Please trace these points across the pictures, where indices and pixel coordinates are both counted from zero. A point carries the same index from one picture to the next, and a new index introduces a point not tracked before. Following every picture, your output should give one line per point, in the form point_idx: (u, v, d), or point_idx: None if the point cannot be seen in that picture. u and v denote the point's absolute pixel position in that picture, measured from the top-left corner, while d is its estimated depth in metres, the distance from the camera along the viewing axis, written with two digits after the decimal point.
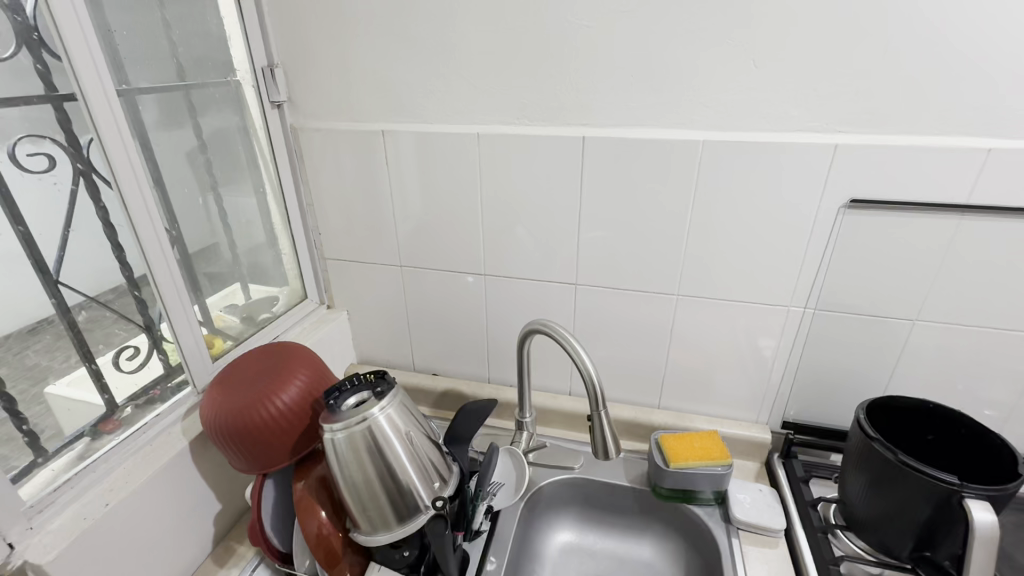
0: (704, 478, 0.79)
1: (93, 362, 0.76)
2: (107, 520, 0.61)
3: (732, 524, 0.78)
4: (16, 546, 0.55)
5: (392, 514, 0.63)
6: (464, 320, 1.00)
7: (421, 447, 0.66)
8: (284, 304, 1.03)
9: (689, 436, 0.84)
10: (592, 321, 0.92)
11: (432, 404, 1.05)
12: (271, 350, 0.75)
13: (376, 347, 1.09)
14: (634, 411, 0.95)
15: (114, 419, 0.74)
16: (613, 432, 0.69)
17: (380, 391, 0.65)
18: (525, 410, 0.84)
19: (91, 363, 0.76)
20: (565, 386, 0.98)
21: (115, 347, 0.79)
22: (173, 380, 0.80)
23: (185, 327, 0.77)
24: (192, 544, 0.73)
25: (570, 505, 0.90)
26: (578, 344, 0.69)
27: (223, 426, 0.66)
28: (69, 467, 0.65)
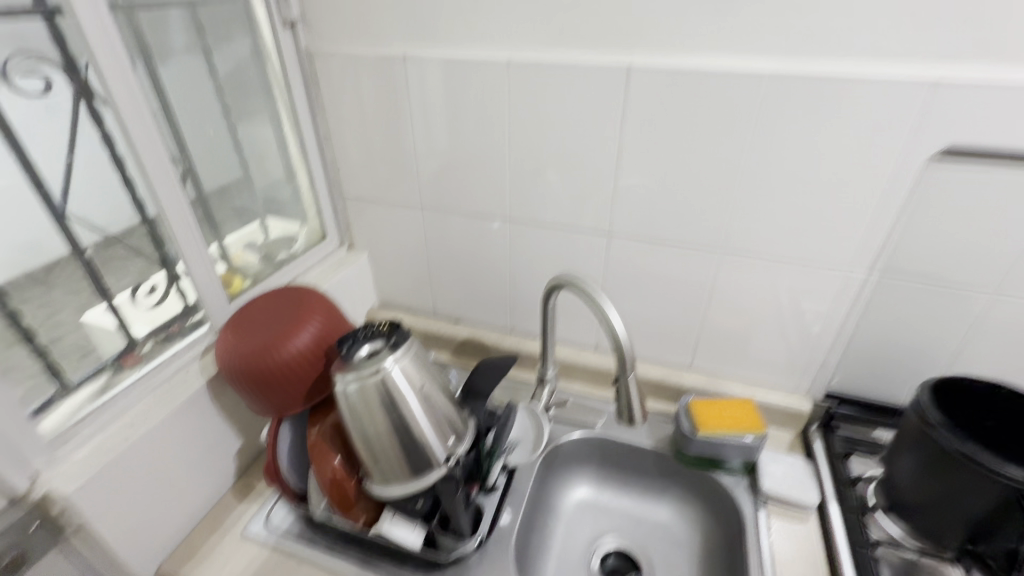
0: (733, 447, 0.74)
1: (113, 301, 0.78)
2: (127, 454, 0.61)
3: (759, 496, 0.74)
4: (41, 474, 0.57)
5: (404, 469, 0.61)
6: (487, 268, 0.94)
7: (436, 403, 0.63)
8: (303, 244, 0.99)
9: (722, 403, 0.79)
10: (623, 275, 0.85)
11: (453, 352, 1.02)
12: (286, 294, 0.73)
13: (398, 291, 1.06)
14: (663, 372, 0.90)
15: (135, 353, 0.74)
16: (640, 397, 0.64)
17: (392, 341, 0.61)
18: (548, 366, 0.80)
19: (111, 302, 0.78)
20: (591, 341, 0.93)
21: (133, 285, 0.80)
22: (192, 318, 0.79)
23: (199, 265, 0.75)
24: (213, 479, 0.75)
25: (589, 463, 0.87)
26: (607, 301, 0.63)
27: (237, 370, 0.65)
28: (92, 397, 0.65)
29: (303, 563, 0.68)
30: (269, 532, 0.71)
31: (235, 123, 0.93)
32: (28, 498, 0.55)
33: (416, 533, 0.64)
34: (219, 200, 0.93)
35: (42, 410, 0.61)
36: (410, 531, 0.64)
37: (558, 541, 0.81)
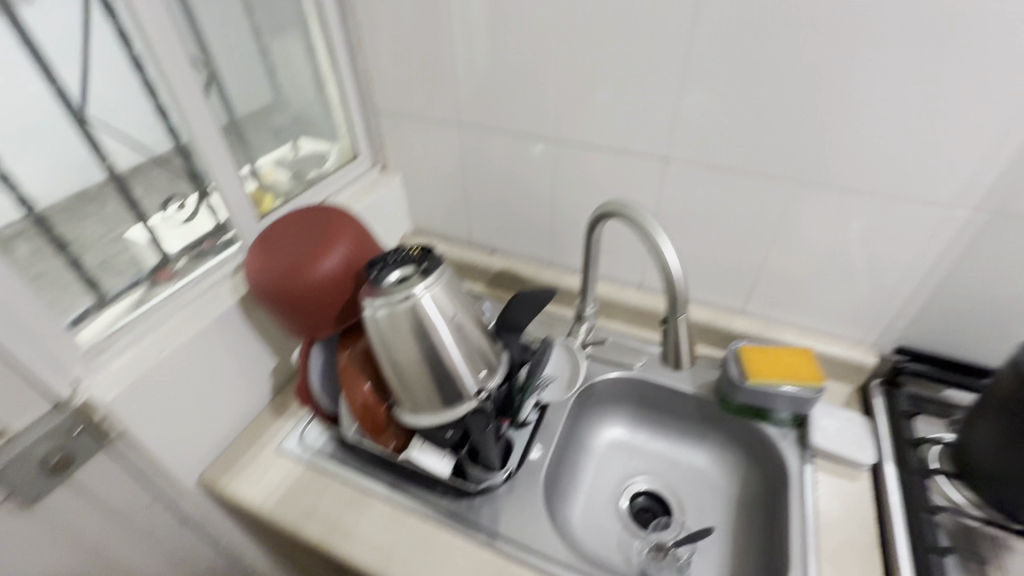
0: (784, 399, 0.69)
1: (146, 222, 0.78)
2: (163, 366, 0.62)
3: (807, 449, 0.69)
4: (82, 383, 0.57)
5: (434, 399, 0.59)
6: (527, 195, 0.88)
7: (469, 335, 0.59)
8: (334, 162, 0.94)
9: (775, 351, 0.73)
10: (679, 207, 0.77)
11: (487, 283, 0.98)
12: (315, 213, 0.69)
13: (432, 217, 1.01)
14: (711, 315, 0.84)
15: (168, 268, 0.73)
16: (689, 340, 0.59)
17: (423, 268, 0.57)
18: (587, 302, 0.75)
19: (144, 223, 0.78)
20: (635, 279, 0.87)
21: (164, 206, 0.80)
22: (224, 236, 0.77)
23: (227, 180, 0.72)
24: (250, 395, 0.76)
25: (624, 404, 0.84)
26: (661, 233, 0.56)
27: (266, 290, 0.63)
28: (129, 309, 0.65)
29: (336, 480, 0.69)
30: (303, 449, 0.73)
31: (267, 39, 0.90)
32: (70, 403, 0.56)
33: (444, 462, 0.64)
34: (250, 121, 0.91)
35: (78, 323, 0.60)
36: (439, 459, 0.64)
37: (589, 477, 0.80)
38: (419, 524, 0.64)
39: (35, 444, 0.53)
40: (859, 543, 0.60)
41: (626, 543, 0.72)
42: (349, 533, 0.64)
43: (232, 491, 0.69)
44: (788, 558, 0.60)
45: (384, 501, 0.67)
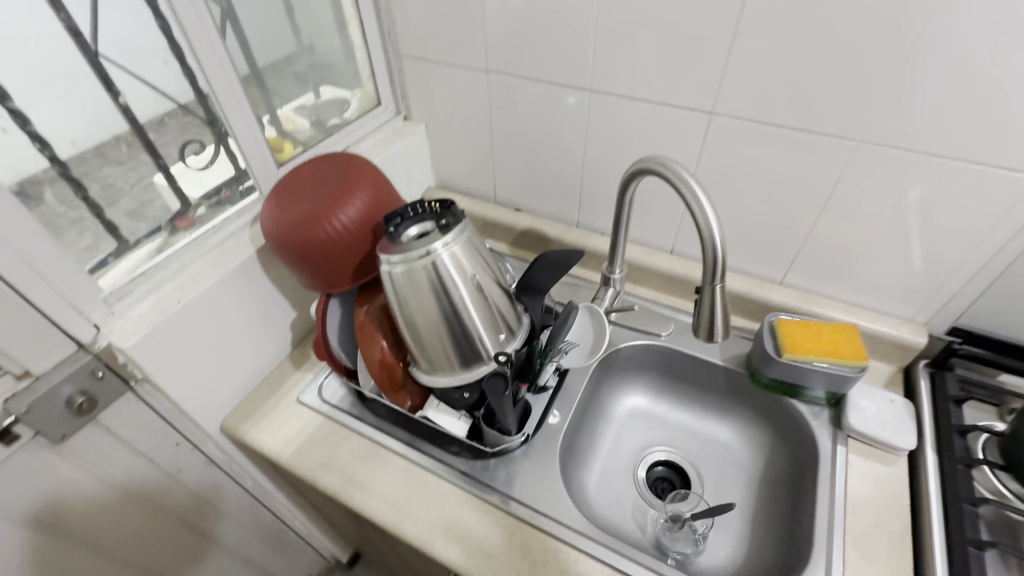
0: (821, 377, 0.64)
1: (167, 170, 0.74)
2: (181, 315, 0.61)
3: (841, 430, 0.66)
4: (101, 328, 0.57)
5: (452, 360, 0.58)
6: (557, 150, 0.82)
7: (490, 296, 0.57)
8: (356, 111, 0.90)
9: (816, 326, 0.68)
10: (721, 166, 0.71)
11: (511, 242, 0.95)
12: (332, 163, 0.66)
13: (456, 171, 0.97)
14: (748, 284, 0.79)
15: (188, 216, 0.72)
16: (725, 312, 0.54)
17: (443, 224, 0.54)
18: (616, 265, 0.72)
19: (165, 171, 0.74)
20: (668, 243, 0.83)
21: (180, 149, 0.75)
22: (243, 184, 0.75)
23: (243, 124, 0.69)
24: (270, 346, 0.76)
25: (647, 372, 0.82)
26: (702, 193, 0.51)
27: (282, 241, 0.61)
28: (148, 258, 0.65)
29: (353, 434, 0.69)
30: (322, 402, 0.73)
31: None
32: (92, 347, 0.56)
33: (460, 423, 0.64)
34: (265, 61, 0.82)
35: (97, 270, 0.60)
36: (455, 420, 0.64)
37: (608, 445, 0.78)
38: (433, 482, 0.64)
39: (58, 386, 0.54)
40: (890, 530, 0.57)
41: (641, 512, 0.71)
42: (364, 486, 0.64)
43: (252, 439, 0.70)
44: (812, 540, 0.58)
45: (400, 456, 0.67)
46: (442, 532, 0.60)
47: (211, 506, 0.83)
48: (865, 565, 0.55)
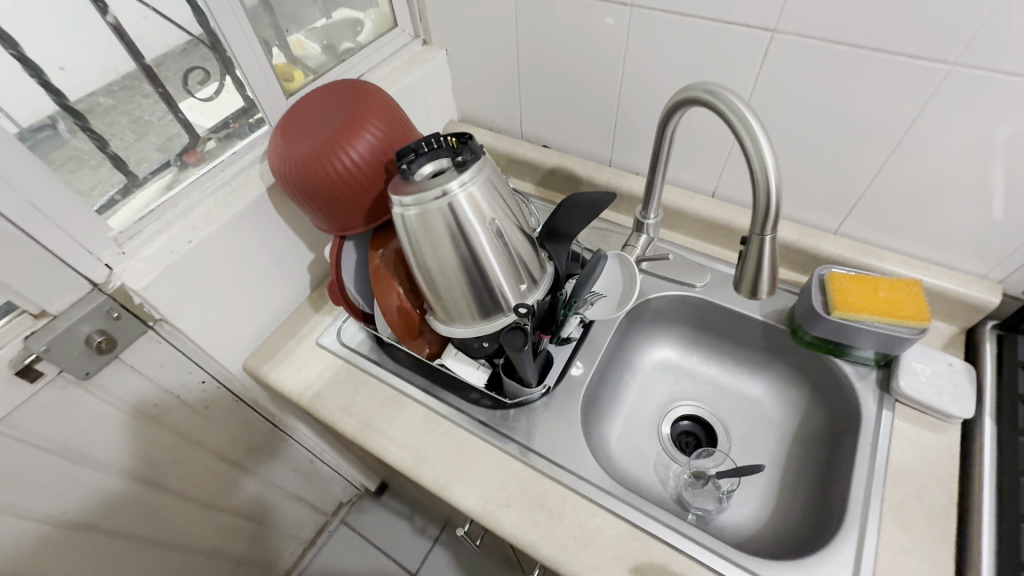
0: (872, 337, 0.59)
1: (179, 111, 0.70)
2: (193, 256, 0.60)
3: (889, 394, 0.61)
4: (113, 268, 0.56)
5: (470, 310, 0.54)
6: (590, 77, 0.74)
7: (510, 242, 0.52)
8: (370, 33, 0.82)
9: (873, 281, 0.61)
10: (779, 95, 0.62)
11: (537, 182, 0.88)
12: (341, 91, 0.60)
13: (479, 103, 0.89)
14: (797, 233, 0.71)
15: (197, 150, 0.68)
16: (774, 266, 0.48)
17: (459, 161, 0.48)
18: (650, 209, 0.66)
19: (178, 112, 0.70)
20: (710, 184, 0.75)
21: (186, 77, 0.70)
22: (253, 117, 0.71)
23: (242, 47, 0.63)
24: (288, 287, 0.75)
25: (678, 324, 0.77)
26: (759, 127, 0.44)
27: (290, 179, 0.57)
28: (158, 195, 0.62)
29: (372, 378, 0.69)
30: (340, 345, 0.72)
31: None
32: (106, 287, 0.55)
33: (478, 372, 0.62)
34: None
35: (105, 210, 0.57)
36: (473, 369, 0.62)
37: (632, 396, 0.75)
38: (450, 429, 0.63)
39: (77, 325, 0.54)
40: (934, 501, 0.54)
41: (664, 467, 0.69)
42: (382, 431, 0.64)
43: (274, 379, 0.70)
44: (844, 507, 0.55)
45: (419, 403, 0.66)
46: (458, 480, 0.59)
47: (242, 440, 0.86)
48: (902, 536, 0.52)
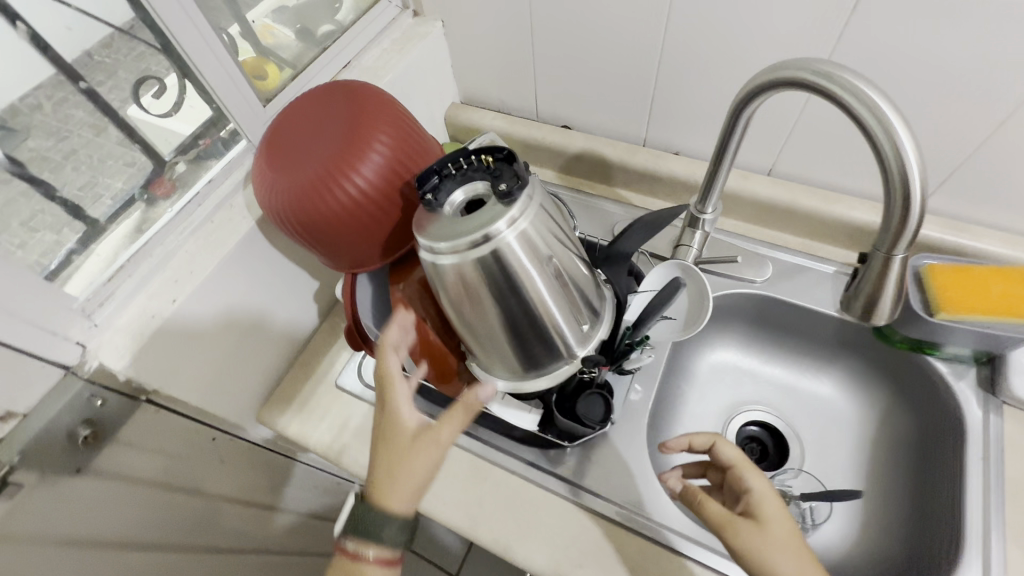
0: (970, 336, 0.52)
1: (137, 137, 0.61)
2: (179, 317, 0.50)
3: (994, 395, 0.54)
4: (88, 345, 0.46)
5: (523, 358, 0.46)
6: (621, 42, 0.62)
7: (569, 280, 0.44)
8: (350, 10, 0.70)
9: (978, 274, 0.53)
10: (865, 54, 0.51)
11: (559, 169, 0.77)
12: (330, 97, 0.48)
13: (485, 81, 0.77)
14: (875, 213, 0.61)
15: (165, 179, 0.58)
16: (900, 285, 0.40)
17: (502, 191, 0.38)
18: (708, 203, 0.56)
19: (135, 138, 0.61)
20: (768, 161, 0.65)
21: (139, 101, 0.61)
22: (224, 129, 0.59)
23: (199, 46, 0.51)
24: (293, 324, 0.66)
25: (736, 323, 0.69)
26: (904, 129, 0.34)
27: (284, 217, 0.46)
28: (127, 242, 0.52)
29: None
30: (364, 387, 0.63)
31: None
32: (82, 370, 0.46)
33: (530, 417, 0.55)
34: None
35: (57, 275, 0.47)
36: (526, 414, 0.55)
37: (692, 408, 0.68)
38: (503, 478, 0.56)
39: (55, 420, 0.44)
40: None
41: None
42: None
43: (295, 433, 0.62)
44: (957, 535, 0.49)
45: (462, 449, 0.58)
46: (521, 537, 0.53)
47: (265, 483, 0.79)
48: None
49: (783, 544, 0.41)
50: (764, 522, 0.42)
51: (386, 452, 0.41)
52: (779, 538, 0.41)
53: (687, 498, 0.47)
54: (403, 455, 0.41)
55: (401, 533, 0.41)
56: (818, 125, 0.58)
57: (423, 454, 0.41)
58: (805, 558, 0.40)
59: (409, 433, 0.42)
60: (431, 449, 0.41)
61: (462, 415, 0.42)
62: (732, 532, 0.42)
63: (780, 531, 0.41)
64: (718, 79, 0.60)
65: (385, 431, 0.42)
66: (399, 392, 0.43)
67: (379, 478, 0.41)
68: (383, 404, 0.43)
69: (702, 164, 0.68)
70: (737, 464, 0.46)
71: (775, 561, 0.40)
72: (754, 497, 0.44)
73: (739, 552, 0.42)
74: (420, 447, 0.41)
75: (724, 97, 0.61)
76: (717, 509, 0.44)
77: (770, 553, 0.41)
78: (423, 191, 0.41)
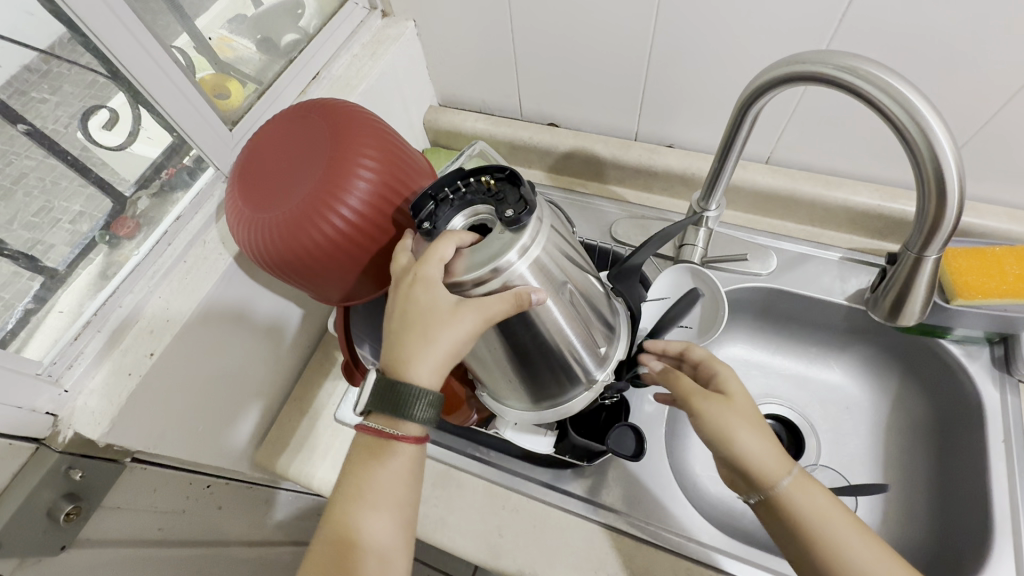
0: (985, 319, 0.51)
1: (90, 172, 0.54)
2: (158, 371, 0.46)
3: (1010, 374, 0.54)
4: (59, 413, 0.42)
5: (538, 387, 0.44)
6: (608, 34, 0.58)
7: (584, 301, 0.41)
8: (315, 16, 0.66)
9: (990, 257, 0.52)
10: (870, 33, 0.48)
11: (549, 169, 0.74)
12: (305, 120, 0.44)
13: (463, 81, 0.73)
14: (877, 197, 0.59)
15: (128, 216, 0.53)
16: (934, 281, 0.40)
17: (509, 217, 0.35)
18: (713, 199, 0.53)
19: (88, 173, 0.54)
20: (765, 149, 0.63)
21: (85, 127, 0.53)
22: (188, 156, 0.55)
23: (153, 70, 0.46)
24: (280, 357, 0.62)
25: (742, 317, 0.67)
26: (941, 127, 0.33)
27: (266, 256, 0.42)
28: (94, 291, 0.47)
29: None
30: None
31: None
32: (55, 442, 0.42)
33: (546, 439, 0.52)
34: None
35: (12, 339, 0.43)
36: (541, 437, 0.52)
37: None
38: (522, 503, 0.54)
39: (36, 495, 0.39)
40: None
41: None
42: (442, 520, 0.54)
43: (296, 473, 0.59)
44: (988, 522, 0.48)
45: (474, 475, 0.56)
46: (546, 565, 0.50)
47: (270, 522, 0.75)
48: None
49: (749, 419, 0.39)
50: (732, 398, 0.40)
51: (417, 324, 0.36)
52: (747, 414, 0.39)
53: (664, 376, 0.44)
54: (433, 327, 0.35)
55: (432, 408, 0.36)
56: (818, 111, 0.56)
57: (454, 329, 0.35)
58: (764, 436, 0.39)
59: (443, 299, 0.35)
60: (470, 322, 0.35)
61: (508, 307, 0.35)
62: (699, 404, 0.40)
63: (746, 407, 0.39)
64: (712, 67, 0.57)
65: (413, 296, 0.36)
66: (434, 269, 0.35)
67: (409, 350, 0.36)
68: (413, 280, 0.36)
69: (697, 156, 0.66)
70: (708, 359, 0.44)
71: (739, 434, 0.38)
72: (723, 380, 0.42)
73: (705, 421, 0.39)
74: (454, 317, 0.35)
75: (719, 86, 0.58)
76: (690, 383, 0.41)
77: (738, 424, 0.38)
78: (420, 219, 0.38)
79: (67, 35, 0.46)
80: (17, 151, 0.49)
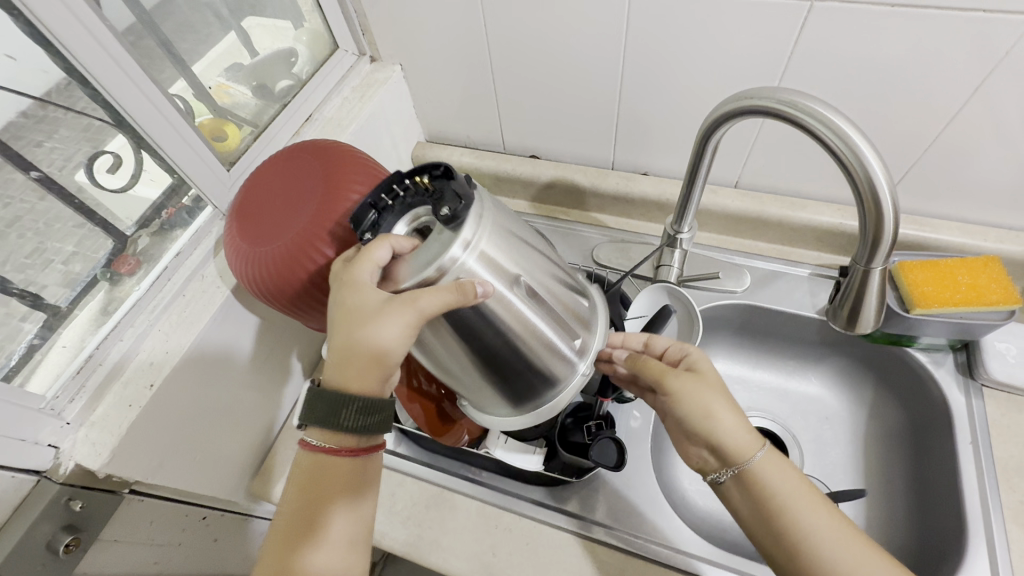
0: (944, 326, 0.54)
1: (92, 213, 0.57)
2: (158, 400, 0.48)
3: (974, 379, 0.57)
4: (61, 447, 0.43)
5: (512, 388, 0.46)
6: (580, 72, 0.63)
7: (551, 293, 0.44)
8: (308, 62, 0.70)
9: (946, 268, 0.55)
10: (816, 69, 0.53)
11: (533, 198, 0.78)
12: (299, 159, 0.47)
13: (448, 119, 0.77)
14: (841, 217, 0.63)
15: (129, 255, 0.55)
16: (884, 291, 0.43)
17: (445, 216, 0.36)
18: (685, 222, 0.56)
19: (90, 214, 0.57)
20: (734, 174, 0.67)
21: (86, 169, 0.56)
22: (187, 196, 0.57)
23: (154, 117, 0.49)
24: (274, 387, 0.64)
25: (721, 334, 0.70)
26: (874, 155, 0.36)
27: (266, 290, 0.45)
28: (94, 327, 0.49)
29: (404, 477, 0.59)
30: None
31: None
32: (56, 474, 0.43)
33: (535, 457, 0.55)
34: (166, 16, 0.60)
35: (16, 374, 0.45)
36: (530, 455, 0.55)
37: None
38: (514, 522, 0.55)
39: (36, 527, 0.40)
40: None
41: None
42: (436, 542, 0.54)
43: None
44: (963, 522, 0.50)
45: (467, 496, 0.57)
46: None
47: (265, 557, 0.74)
48: None
49: (718, 388, 0.43)
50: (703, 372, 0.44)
51: (349, 325, 0.38)
52: (715, 388, 0.43)
53: (631, 362, 0.48)
54: (363, 326, 0.38)
55: (360, 417, 0.39)
56: (777, 139, 0.61)
57: (381, 328, 0.37)
58: (733, 405, 0.42)
59: (372, 301, 0.38)
60: (397, 317, 0.37)
61: (449, 298, 0.36)
62: (673, 378, 0.43)
63: (714, 378, 0.43)
64: (677, 101, 0.62)
65: (345, 294, 0.38)
66: (365, 272, 0.37)
67: (346, 351, 0.39)
68: (343, 282, 0.38)
69: (671, 182, 0.70)
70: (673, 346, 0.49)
71: (709, 401, 0.42)
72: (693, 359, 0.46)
73: (678, 393, 0.43)
74: (381, 317, 0.37)
75: (686, 118, 0.63)
76: (658, 363, 0.45)
77: (710, 393, 0.42)
78: (363, 230, 0.40)
79: (67, 81, 0.48)
80: (14, 192, 0.52)
